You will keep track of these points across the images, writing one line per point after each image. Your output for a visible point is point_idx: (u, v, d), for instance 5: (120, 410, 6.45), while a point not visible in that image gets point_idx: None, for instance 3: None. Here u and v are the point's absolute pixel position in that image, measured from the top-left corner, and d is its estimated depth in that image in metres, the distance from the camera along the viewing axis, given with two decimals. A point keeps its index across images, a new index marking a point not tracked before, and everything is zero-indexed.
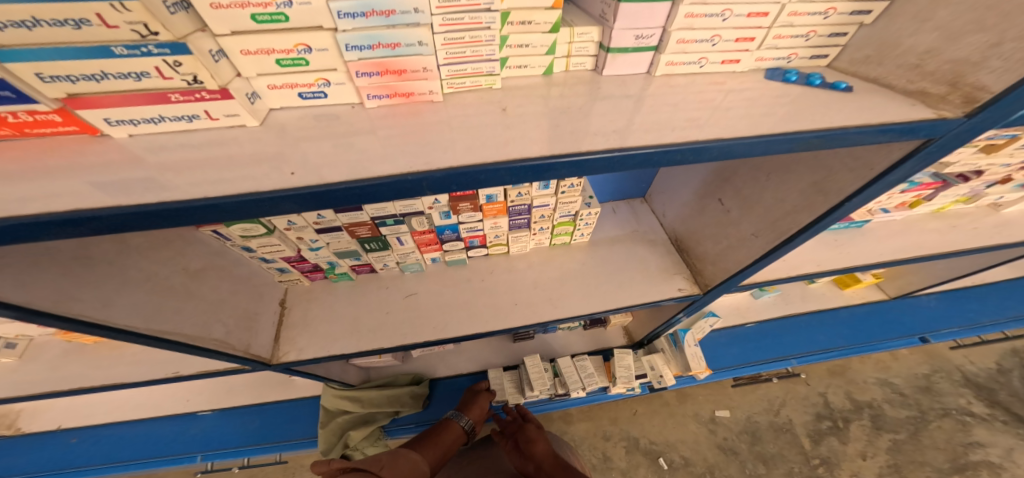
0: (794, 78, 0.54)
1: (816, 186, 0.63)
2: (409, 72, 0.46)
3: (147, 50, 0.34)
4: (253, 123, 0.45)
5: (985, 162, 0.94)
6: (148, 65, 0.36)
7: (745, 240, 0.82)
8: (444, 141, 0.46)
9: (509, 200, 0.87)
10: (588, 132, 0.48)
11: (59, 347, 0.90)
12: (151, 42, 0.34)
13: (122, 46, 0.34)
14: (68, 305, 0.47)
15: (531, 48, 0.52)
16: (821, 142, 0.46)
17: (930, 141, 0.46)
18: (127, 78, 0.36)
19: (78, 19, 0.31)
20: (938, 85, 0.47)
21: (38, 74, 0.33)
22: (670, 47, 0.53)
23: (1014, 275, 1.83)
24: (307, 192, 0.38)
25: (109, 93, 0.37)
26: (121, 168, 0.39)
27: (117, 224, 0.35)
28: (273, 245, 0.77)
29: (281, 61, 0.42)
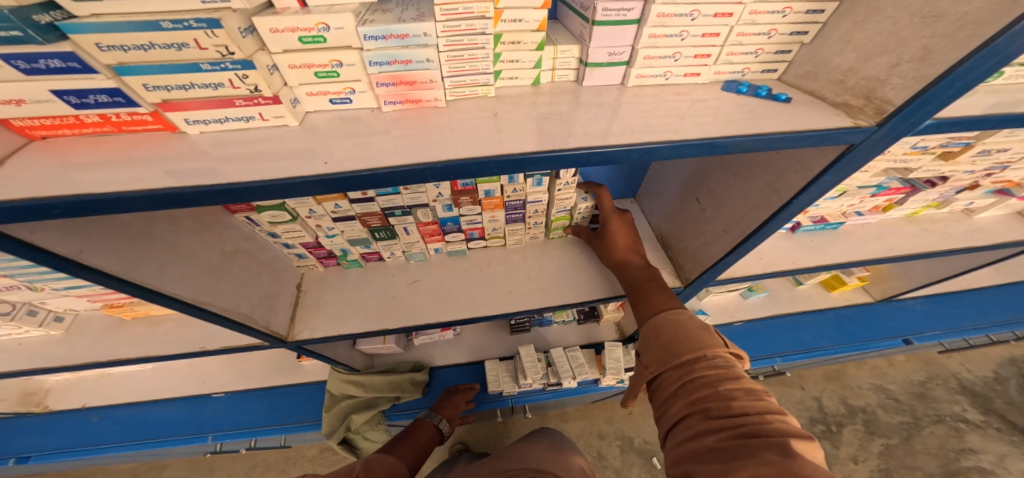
0: (745, 89, 0.63)
1: (770, 185, 0.71)
2: (419, 83, 0.56)
3: (224, 66, 0.44)
4: (293, 123, 0.54)
5: (948, 168, 1.01)
6: (223, 77, 0.46)
7: (717, 236, 0.90)
8: (445, 140, 0.55)
9: (505, 195, 0.96)
10: (568, 134, 0.57)
11: (101, 323, 1.00)
12: (228, 60, 0.44)
13: (207, 63, 0.44)
14: (133, 272, 0.57)
15: (520, 63, 0.62)
16: (757, 145, 0.55)
17: (852, 147, 0.55)
18: (208, 87, 0.46)
19: (181, 43, 0.41)
20: (857, 98, 0.55)
21: (145, 85, 0.44)
22: (639, 62, 0.62)
23: (998, 280, 1.89)
24: (336, 177, 0.48)
25: (193, 99, 0.47)
26: (189, 157, 0.48)
27: (187, 199, 0.45)
28: (294, 230, 0.87)
29: (318, 73, 0.52)
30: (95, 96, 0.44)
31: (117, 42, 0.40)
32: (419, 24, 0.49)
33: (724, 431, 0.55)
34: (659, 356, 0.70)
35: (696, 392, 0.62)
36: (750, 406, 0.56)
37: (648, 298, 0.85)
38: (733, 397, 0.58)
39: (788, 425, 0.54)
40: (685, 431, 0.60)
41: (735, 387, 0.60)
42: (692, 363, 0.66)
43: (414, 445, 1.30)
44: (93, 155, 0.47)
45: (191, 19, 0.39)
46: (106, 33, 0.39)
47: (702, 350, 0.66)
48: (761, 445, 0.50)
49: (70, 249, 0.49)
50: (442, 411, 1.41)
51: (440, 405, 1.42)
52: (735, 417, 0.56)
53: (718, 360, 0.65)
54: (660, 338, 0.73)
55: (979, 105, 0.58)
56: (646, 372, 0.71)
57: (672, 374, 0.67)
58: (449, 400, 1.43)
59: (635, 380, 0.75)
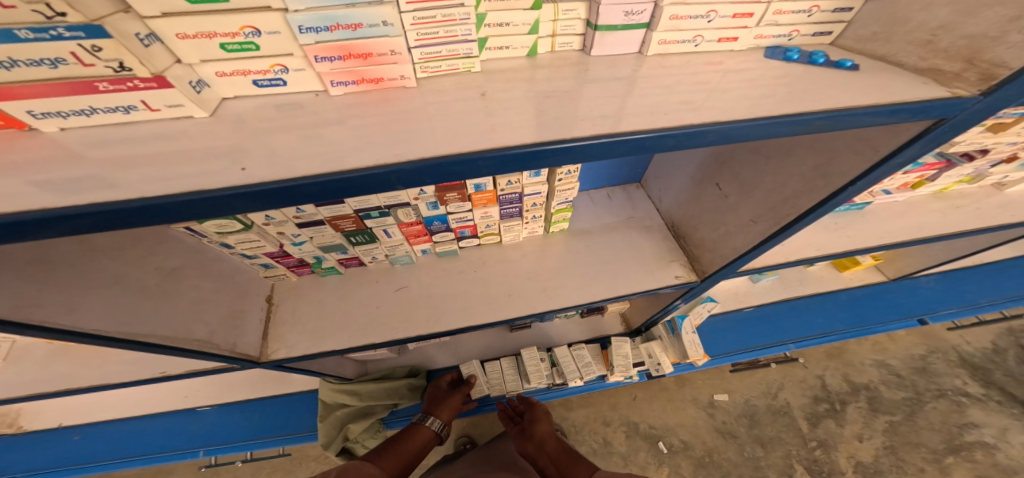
0: (796, 56, 0.50)
1: (818, 168, 0.60)
2: (375, 56, 0.42)
3: (57, 33, 0.30)
4: (201, 115, 0.41)
5: (991, 140, 0.85)
6: (62, 50, 0.31)
7: (742, 226, 0.79)
8: (419, 132, 0.42)
9: (499, 189, 0.84)
10: (576, 117, 0.45)
11: (45, 349, 0.89)
12: (61, 25, 0.30)
13: (26, 29, 0.29)
14: (28, 311, 0.45)
15: (512, 27, 0.48)
16: (828, 124, 0.43)
17: (941, 121, 0.43)
18: (41, 65, 0.32)
19: None
20: (952, 63, 0.42)
21: None
22: (663, 24, 0.49)
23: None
24: (264, 189, 0.35)
25: (25, 82, 0.33)
26: (52, 166, 0.35)
27: (48, 227, 0.32)
28: (251, 240, 0.75)
29: (226, 46, 0.38)
30: None
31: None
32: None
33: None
34: None
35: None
36: None
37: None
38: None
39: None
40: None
41: None
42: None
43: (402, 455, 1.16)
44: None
45: (60, 26, 0.30)
46: None
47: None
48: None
49: None
50: (440, 413, 1.27)
51: (439, 405, 1.28)
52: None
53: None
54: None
55: None
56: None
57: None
58: (447, 401, 1.29)
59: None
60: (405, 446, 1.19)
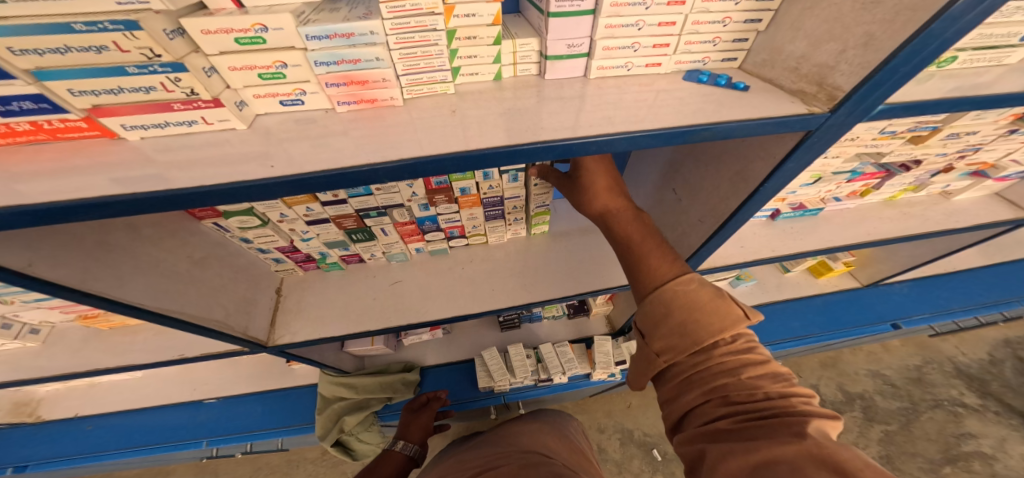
0: (705, 78, 0.62)
1: (739, 173, 0.71)
2: (371, 83, 0.55)
3: (153, 69, 0.43)
4: (242, 126, 0.54)
5: (918, 151, 0.94)
6: (154, 81, 0.45)
7: (694, 226, 0.89)
8: (402, 140, 0.54)
9: (482, 192, 0.97)
10: (539, 127, 0.57)
11: (79, 333, 0.98)
12: (156, 63, 0.43)
13: (133, 66, 0.43)
14: (91, 284, 0.57)
15: (479, 58, 0.61)
16: (712, 135, 0.55)
17: (809, 133, 0.55)
18: (138, 91, 0.45)
19: (99, 46, 0.40)
20: (810, 86, 0.55)
21: (69, 89, 0.43)
22: (599, 53, 0.61)
23: (999, 258, 1.80)
24: (281, 180, 0.48)
25: (124, 103, 0.46)
26: (135, 165, 0.48)
27: (127, 207, 0.44)
28: (267, 235, 0.87)
29: (262, 75, 0.51)
30: (19, 102, 0.43)
31: (30, 45, 0.38)
32: (364, 23, 0.48)
33: (741, 415, 0.49)
34: (671, 343, 0.57)
35: (713, 380, 0.53)
36: (777, 394, 0.49)
37: (641, 256, 0.66)
38: (759, 385, 0.51)
39: (815, 407, 0.47)
40: (700, 419, 0.53)
41: (758, 374, 0.52)
42: (710, 350, 0.55)
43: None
44: (27, 166, 0.46)
45: (155, 64, 0.43)
46: (16, 36, 0.37)
47: (725, 332, 0.54)
48: (795, 425, 0.44)
49: (19, 261, 0.48)
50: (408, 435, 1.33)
51: (407, 428, 1.35)
52: (756, 404, 0.49)
53: (738, 342, 0.55)
54: (671, 318, 0.57)
55: (921, 92, 0.60)
56: (658, 360, 0.58)
57: (687, 361, 0.57)
58: (413, 422, 1.36)
59: (641, 363, 0.63)
60: (376, 470, 1.23)
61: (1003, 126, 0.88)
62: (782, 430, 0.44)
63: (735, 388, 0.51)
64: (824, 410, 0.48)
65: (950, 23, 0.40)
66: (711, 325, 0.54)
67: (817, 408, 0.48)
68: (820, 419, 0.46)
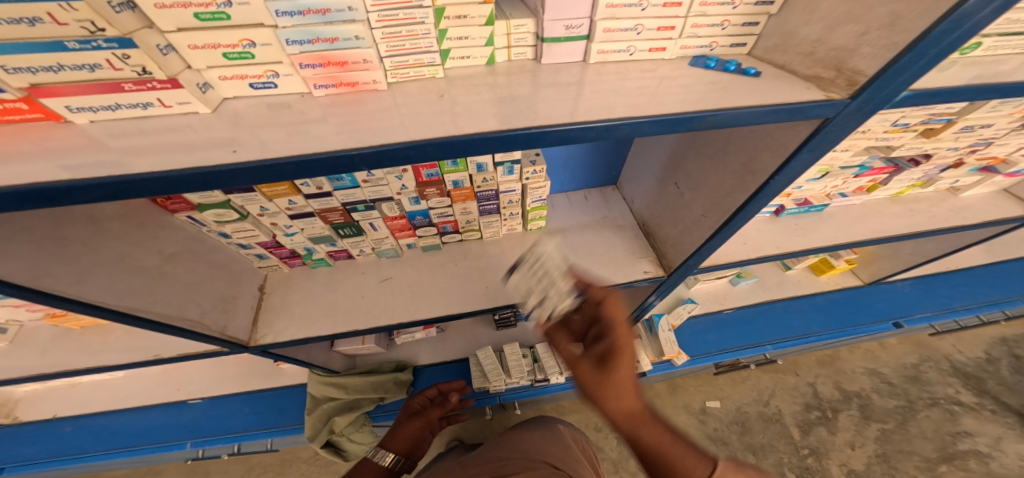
0: (713, 64, 0.58)
1: (746, 166, 0.67)
2: (350, 64, 0.50)
3: (97, 44, 0.38)
4: (205, 111, 0.49)
5: (929, 145, 0.91)
6: (99, 58, 0.40)
7: (696, 222, 0.86)
8: (384, 127, 0.50)
9: (476, 185, 0.93)
10: (537, 114, 0.52)
11: (49, 333, 0.93)
12: (100, 37, 0.38)
13: (74, 41, 0.37)
14: (42, 280, 0.51)
15: (470, 40, 0.57)
16: (722, 122, 0.51)
17: (826, 121, 0.51)
18: (81, 69, 0.40)
19: (31, 18, 0.35)
20: (828, 71, 0.51)
21: (3, 66, 0.38)
22: (599, 36, 0.57)
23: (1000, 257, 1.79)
24: (252, 166, 0.44)
25: (67, 83, 0.41)
26: (85, 152, 0.43)
27: (76, 193, 0.40)
28: (246, 230, 0.82)
29: (227, 55, 0.46)
30: None
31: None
32: None
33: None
34: None
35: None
36: None
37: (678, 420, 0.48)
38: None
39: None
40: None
41: None
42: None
43: None
44: None
45: (99, 38, 0.38)
46: None
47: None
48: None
49: None
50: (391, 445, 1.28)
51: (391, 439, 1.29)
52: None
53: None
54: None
55: (944, 79, 0.56)
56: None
57: None
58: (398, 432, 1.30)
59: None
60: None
61: (1018, 119, 0.85)
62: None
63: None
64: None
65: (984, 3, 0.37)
66: None
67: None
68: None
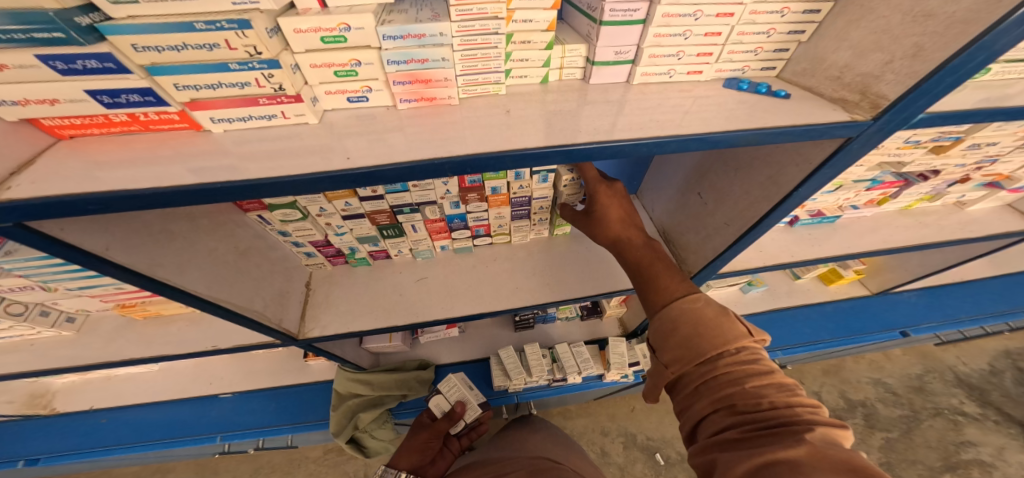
0: (745, 86, 0.66)
1: (771, 178, 0.74)
2: (434, 81, 0.58)
3: (252, 65, 0.47)
4: (313, 121, 0.57)
5: (938, 162, 0.99)
6: (250, 77, 0.49)
7: (719, 229, 0.92)
8: (459, 138, 0.57)
9: (511, 192, 0.99)
10: (577, 130, 0.59)
11: (113, 322, 0.99)
12: (256, 60, 0.47)
13: (236, 63, 0.47)
14: (155, 269, 0.59)
15: (530, 61, 0.64)
16: (761, 139, 0.58)
17: (851, 139, 0.58)
18: (235, 86, 0.49)
19: (212, 44, 0.44)
20: (852, 94, 0.60)
21: (176, 84, 0.47)
22: (644, 60, 0.65)
23: (1002, 270, 1.85)
24: (360, 171, 0.50)
25: (218, 97, 0.50)
26: (215, 157, 0.50)
27: (220, 194, 0.47)
28: (305, 229, 0.89)
29: (338, 73, 0.54)
30: (127, 95, 0.46)
31: (152, 43, 0.43)
32: (435, 24, 0.51)
33: (751, 426, 0.51)
34: (678, 355, 0.60)
35: (722, 390, 0.55)
36: (784, 403, 0.51)
37: (654, 275, 0.70)
38: (764, 394, 0.53)
39: (819, 416, 0.50)
40: (712, 427, 0.55)
41: (765, 384, 0.54)
42: (716, 361, 0.58)
43: None
44: (125, 154, 0.49)
45: (255, 61, 0.47)
46: (143, 34, 0.41)
47: (728, 345, 0.57)
48: (799, 433, 0.47)
49: (97, 245, 0.51)
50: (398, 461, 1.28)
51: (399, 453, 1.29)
52: (762, 413, 0.51)
53: (744, 354, 0.57)
54: (677, 332, 0.61)
55: (959, 103, 0.63)
56: (667, 372, 0.61)
57: (695, 371, 0.59)
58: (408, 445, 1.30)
59: (653, 378, 0.66)
60: None
61: (1021, 139, 0.92)
62: (794, 444, 0.45)
63: (745, 400, 0.53)
64: (828, 417, 0.50)
65: (998, 38, 0.44)
66: (715, 339, 0.58)
67: (822, 417, 0.50)
68: (825, 427, 0.48)
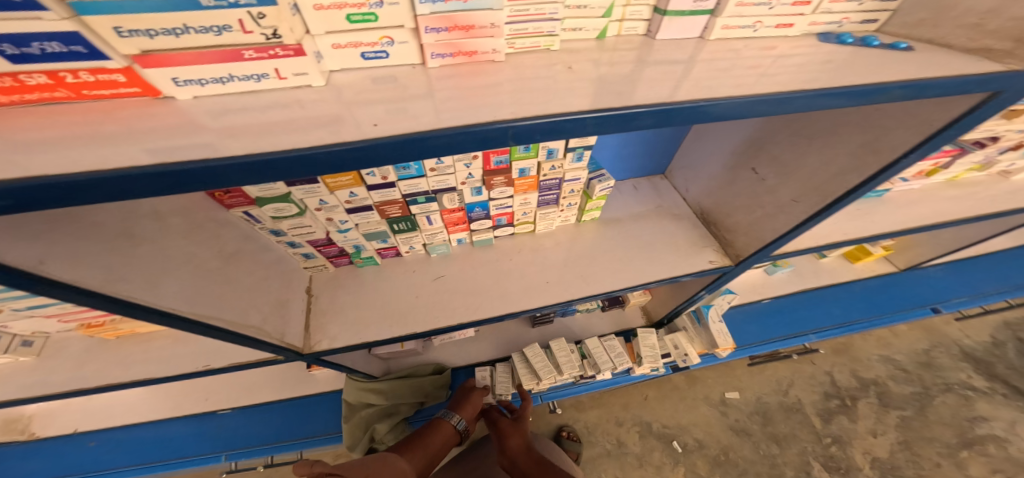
0: (850, 40, 0.55)
1: (866, 145, 0.63)
2: (476, 29, 0.45)
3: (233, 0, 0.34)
4: (319, 83, 0.44)
5: (1004, 127, 0.89)
6: (232, 18, 0.35)
7: (782, 207, 0.80)
8: (496, 105, 0.44)
9: (541, 174, 0.86)
10: (631, 93, 0.47)
11: (82, 343, 0.85)
12: None
13: None
14: (116, 285, 0.46)
15: (589, 10, 0.51)
16: (903, 94, 0.47)
17: (996, 94, 0.49)
18: (207, 31, 0.36)
19: None
20: (1002, 42, 0.49)
21: (116, 28, 0.34)
22: (729, 10, 0.52)
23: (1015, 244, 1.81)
24: (406, 136, 0.39)
25: (184, 49, 0.37)
26: (185, 133, 0.38)
27: (209, 174, 0.35)
28: (302, 226, 0.76)
29: (351, 17, 0.41)
30: (42, 43, 0.33)
31: None
32: None
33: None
34: None
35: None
36: None
37: None
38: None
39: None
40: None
41: None
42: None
43: (425, 449, 1.11)
44: (55, 132, 0.36)
45: None
46: None
47: None
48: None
49: (28, 259, 0.37)
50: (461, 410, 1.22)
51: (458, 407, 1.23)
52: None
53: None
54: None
55: None
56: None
57: None
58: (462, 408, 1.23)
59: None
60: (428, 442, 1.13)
61: None
62: None
63: None
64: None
65: None
66: None
67: None
68: None
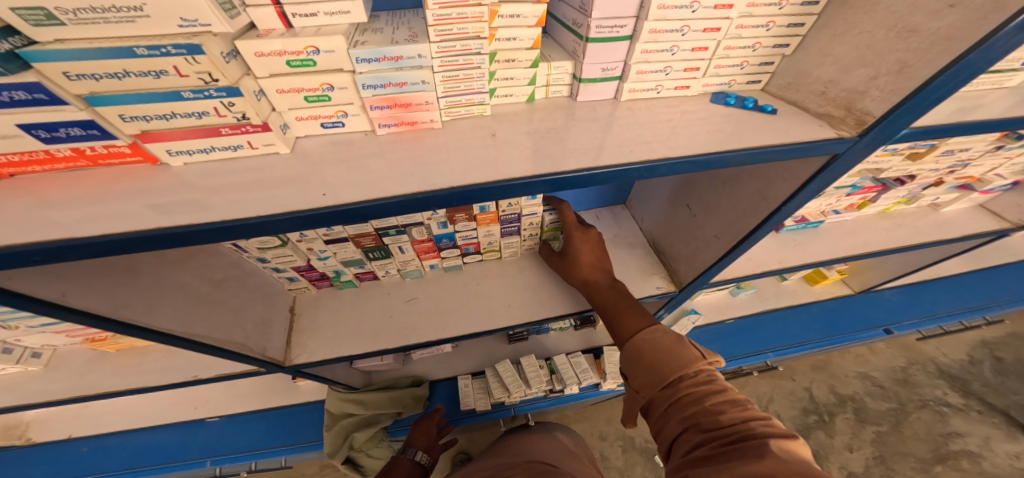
0: (733, 101, 0.65)
1: (760, 192, 0.75)
2: (414, 105, 0.56)
3: (208, 93, 0.45)
4: (284, 150, 0.55)
5: (914, 167, 1.01)
6: (209, 106, 0.46)
7: (708, 241, 0.91)
8: (441, 164, 0.54)
9: (500, 210, 0.95)
10: (562, 152, 0.57)
11: (85, 356, 0.94)
12: (212, 87, 0.44)
13: (190, 91, 0.44)
14: (120, 310, 0.56)
15: (515, 80, 0.62)
16: (747, 159, 0.57)
17: (835, 156, 0.60)
18: (191, 116, 0.47)
19: (159, 70, 0.42)
20: (838, 109, 0.60)
21: (121, 115, 0.44)
22: (632, 76, 0.64)
23: (971, 267, 1.89)
24: (342, 208, 0.47)
25: (174, 128, 0.47)
26: (175, 192, 0.48)
27: (187, 238, 0.44)
28: (285, 255, 0.86)
29: (308, 98, 0.52)
30: (67, 129, 0.43)
31: (88, 70, 0.40)
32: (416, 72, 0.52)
33: (715, 442, 0.51)
34: (645, 379, 0.63)
35: (685, 410, 0.57)
36: (739, 417, 0.52)
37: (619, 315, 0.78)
38: (721, 410, 0.54)
39: (774, 428, 0.50)
40: (679, 451, 0.55)
41: (720, 400, 0.55)
42: (677, 383, 0.60)
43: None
44: (75, 192, 0.46)
45: (212, 89, 0.44)
46: (73, 59, 0.39)
47: (687, 368, 0.60)
48: (759, 447, 0.46)
49: (53, 293, 0.47)
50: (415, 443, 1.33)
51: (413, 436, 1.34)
52: (723, 429, 0.52)
53: (701, 375, 0.59)
54: (644, 361, 0.65)
55: (942, 113, 0.63)
56: (638, 396, 0.64)
57: (661, 395, 0.61)
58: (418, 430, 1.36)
59: (629, 403, 0.68)
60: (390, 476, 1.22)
61: (991, 143, 0.96)
62: (753, 456, 0.45)
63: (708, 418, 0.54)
64: (783, 429, 0.50)
65: (987, 54, 0.44)
66: (673, 363, 0.61)
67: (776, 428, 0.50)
68: (780, 439, 0.48)
